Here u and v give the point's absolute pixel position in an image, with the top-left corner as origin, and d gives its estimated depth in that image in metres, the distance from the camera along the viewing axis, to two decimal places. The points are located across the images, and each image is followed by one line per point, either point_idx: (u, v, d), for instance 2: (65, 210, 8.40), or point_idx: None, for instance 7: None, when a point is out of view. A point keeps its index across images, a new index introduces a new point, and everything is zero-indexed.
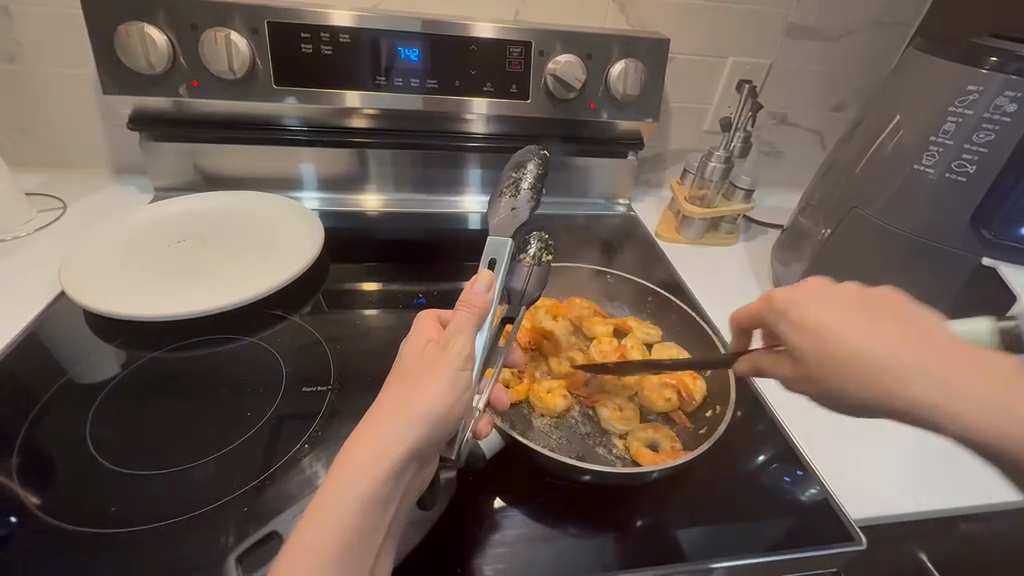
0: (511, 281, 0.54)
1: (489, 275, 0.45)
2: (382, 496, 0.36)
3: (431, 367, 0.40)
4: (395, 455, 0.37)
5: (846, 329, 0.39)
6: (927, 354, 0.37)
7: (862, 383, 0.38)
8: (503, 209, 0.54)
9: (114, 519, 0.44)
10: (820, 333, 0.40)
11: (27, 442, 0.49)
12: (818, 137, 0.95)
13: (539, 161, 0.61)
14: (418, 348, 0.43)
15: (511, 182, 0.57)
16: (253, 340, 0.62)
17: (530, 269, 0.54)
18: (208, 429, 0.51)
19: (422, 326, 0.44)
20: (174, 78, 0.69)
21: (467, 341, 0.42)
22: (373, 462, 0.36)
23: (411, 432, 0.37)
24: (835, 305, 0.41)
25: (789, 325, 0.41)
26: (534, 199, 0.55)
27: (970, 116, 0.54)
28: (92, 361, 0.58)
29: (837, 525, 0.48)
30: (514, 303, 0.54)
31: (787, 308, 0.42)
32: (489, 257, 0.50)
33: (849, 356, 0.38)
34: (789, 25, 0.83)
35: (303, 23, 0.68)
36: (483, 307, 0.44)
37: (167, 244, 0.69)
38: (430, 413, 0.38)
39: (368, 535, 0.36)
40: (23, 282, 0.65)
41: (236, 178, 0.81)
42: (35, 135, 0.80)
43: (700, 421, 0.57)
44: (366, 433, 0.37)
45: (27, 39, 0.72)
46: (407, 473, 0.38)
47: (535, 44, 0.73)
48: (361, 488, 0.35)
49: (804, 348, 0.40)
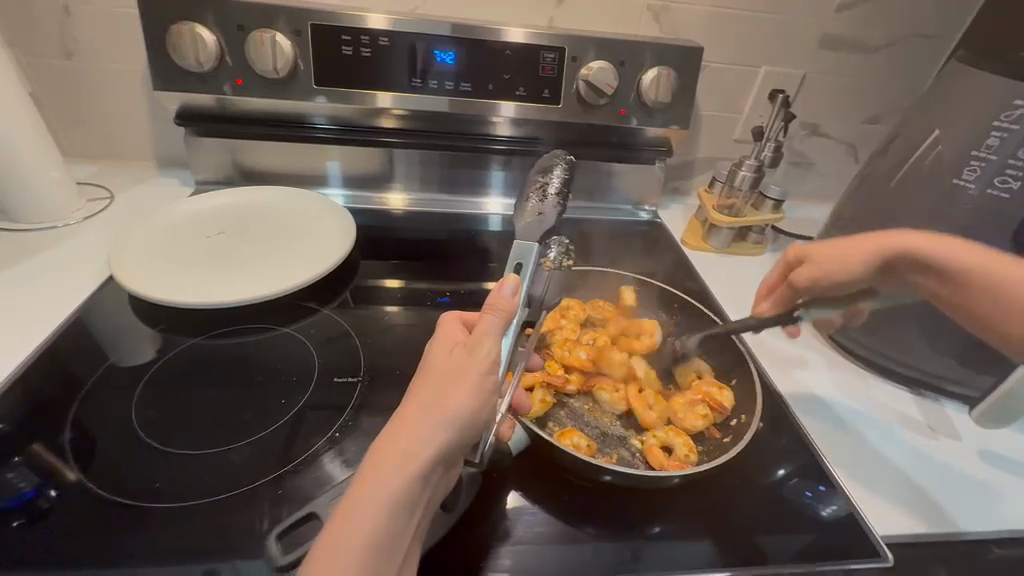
0: (532, 288, 0.54)
1: (515, 278, 0.45)
2: (413, 494, 0.38)
3: (459, 370, 0.41)
4: (424, 456, 0.38)
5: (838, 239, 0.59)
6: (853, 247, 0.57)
7: (865, 251, 0.56)
8: (529, 214, 0.54)
9: (155, 495, 0.46)
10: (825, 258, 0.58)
11: (77, 419, 0.52)
12: (851, 149, 0.94)
13: (566, 167, 0.60)
14: (445, 350, 0.43)
15: (538, 187, 0.56)
16: (284, 331, 0.64)
17: (550, 273, 0.54)
18: (245, 416, 0.53)
19: (448, 329, 0.45)
20: (219, 76, 0.72)
21: (493, 345, 0.42)
22: (404, 462, 0.37)
23: (440, 434, 0.38)
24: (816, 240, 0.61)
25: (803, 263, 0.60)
26: (559, 204, 0.55)
27: (1016, 131, 0.53)
28: (134, 345, 0.60)
29: (861, 542, 0.48)
30: (535, 309, 0.54)
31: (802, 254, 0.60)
32: (515, 261, 0.50)
33: (842, 248, 0.58)
34: (826, 35, 0.82)
35: (343, 26, 0.70)
36: (509, 311, 0.44)
37: (205, 236, 0.72)
38: (461, 414, 0.39)
39: (399, 532, 0.37)
40: (73, 267, 0.69)
41: (271, 173, 0.83)
42: (88, 127, 0.84)
43: (725, 429, 0.57)
44: (398, 433, 0.38)
45: (84, 36, 0.76)
46: (434, 474, 0.39)
47: (568, 50, 0.74)
48: (396, 487, 0.36)
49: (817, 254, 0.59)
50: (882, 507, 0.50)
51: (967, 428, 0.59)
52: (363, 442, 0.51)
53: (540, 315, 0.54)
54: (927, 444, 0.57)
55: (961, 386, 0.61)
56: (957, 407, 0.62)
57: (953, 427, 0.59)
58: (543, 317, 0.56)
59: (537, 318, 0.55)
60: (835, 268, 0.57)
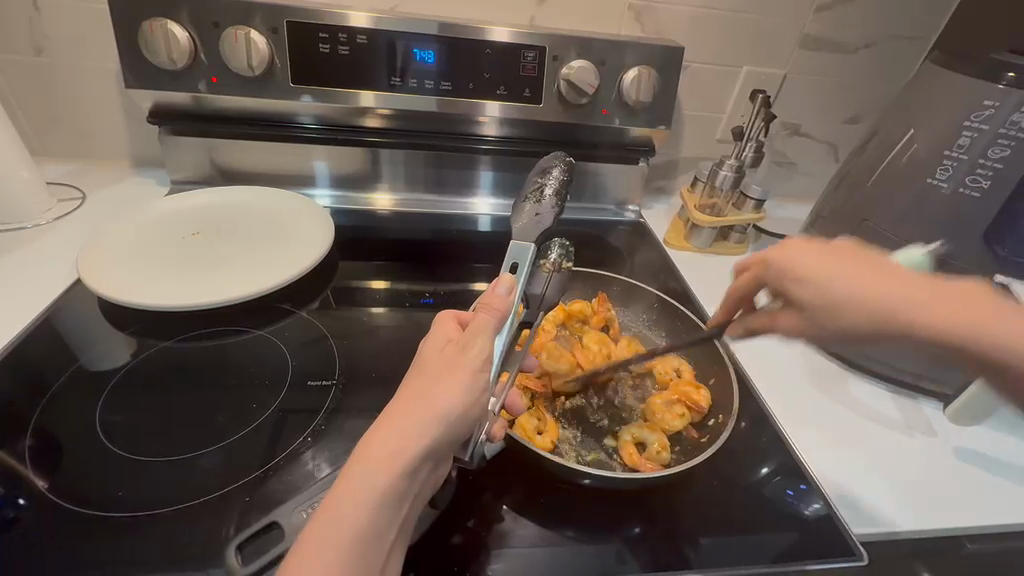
0: (529, 287, 0.55)
1: (511, 278, 0.46)
2: (399, 492, 0.37)
3: (450, 368, 0.40)
4: (411, 454, 0.37)
5: (846, 280, 0.38)
6: (871, 278, 0.38)
7: (859, 317, 0.38)
8: (527, 215, 0.54)
9: (122, 502, 0.45)
10: (816, 282, 0.39)
11: (41, 425, 0.50)
12: (832, 149, 0.95)
13: (565, 167, 0.60)
14: (437, 347, 0.43)
15: (533, 189, 0.57)
16: (255, 333, 0.63)
17: (548, 275, 0.56)
18: (217, 419, 0.52)
19: (441, 326, 0.44)
20: (194, 74, 0.71)
21: (485, 343, 0.42)
22: (393, 459, 0.36)
23: (428, 431, 0.38)
24: (817, 256, 0.40)
25: (787, 281, 0.41)
26: (556, 206, 0.55)
27: (985, 131, 0.54)
28: (105, 349, 0.59)
29: (839, 540, 0.48)
30: (532, 308, 0.54)
31: (781, 267, 0.41)
32: (510, 262, 0.50)
33: (834, 309, 0.39)
34: (806, 36, 0.83)
35: (322, 24, 0.69)
36: (503, 310, 0.44)
37: (180, 237, 0.71)
38: (450, 411, 0.39)
39: (383, 529, 0.36)
40: (41, 269, 0.67)
41: (251, 173, 0.82)
42: (58, 125, 0.82)
43: (703, 430, 0.57)
44: (386, 430, 0.38)
45: (54, 32, 0.74)
46: (421, 471, 0.39)
47: (550, 49, 0.73)
48: (382, 484, 0.36)
49: (805, 300, 0.40)
50: (861, 507, 0.50)
51: (944, 426, 0.60)
52: (339, 446, 0.50)
53: (538, 315, 0.53)
54: (905, 440, 0.58)
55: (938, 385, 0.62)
56: (933, 405, 0.62)
57: (930, 424, 0.60)
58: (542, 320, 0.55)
59: (535, 319, 0.54)
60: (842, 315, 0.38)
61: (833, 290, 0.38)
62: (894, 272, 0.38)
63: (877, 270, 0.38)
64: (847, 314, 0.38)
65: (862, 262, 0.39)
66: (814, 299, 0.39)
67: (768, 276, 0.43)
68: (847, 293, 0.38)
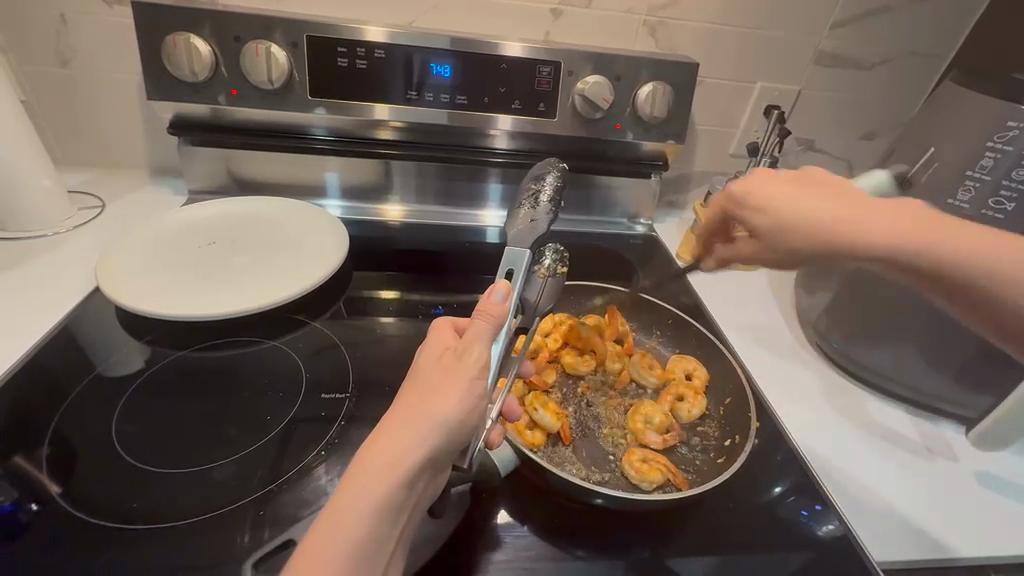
0: (523, 293, 0.51)
1: (506, 284, 0.46)
2: (397, 502, 0.37)
3: (448, 377, 0.40)
4: (408, 463, 0.37)
5: (793, 207, 0.43)
6: (845, 206, 0.42)
7: (842, 253, 0.42)
8: (522, 220, 0.53)
9: (137, 515, 0.44)
10: (764, 210, 0.45)
11: (58, 434, 0.50)
12: (847, 165, 0.94)
13: (557, 174, 0.60)
14: (436, 355, 0.43)
15: (530, 195, 0.56)
16: (276, 343, 0.63)
17: (544, 280, 0.52)
18: (228, 431, 0.52)
19: (438, 335, 0.44)
20: (214, 86, 0.72)
21: (482, 351, 0.42)
22: (389, 469, 0.36)
23: (425, 439, 0.38)
24: (778, 182, 0.45)
25: (748, 211, 0.46)
26: (551, 212, 0.54)
27: (1010, 152, 0.53)
28: (121, 357, 0.59)
29: (857, 562, 0.47)
30: (527, 315, 0.51)
31: (744, 199, 0.46)
32: (505, 268, 0.50)
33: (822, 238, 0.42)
34: (820, 53, 0.83)
35: (340, 39, 0.70)
36: (499, 316, 0.44)
37: (196, 246, 0.71)
38: (447, 419, 0.38)
39: (381, 540, 0.36)
40: (61, 278, 0.68)
41: (266, 184, 0.83)
42: (81, 136, 0.83)
43: (718, 449, 0.56)
44: (383, 438, 0.37)
45: (79, 47, 0.76)
46: (421, 480, 0.38)
47: (564, 64, 0.74)
48: (377, 496, 0.36)
49: (760, 226, 0.46)
50: (880, 529, 0.49)
51: (963, 448, 0.59)
52: (349, 459, 0.50)
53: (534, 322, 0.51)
54: (925, 462, 0.57)
55: (959, 407, 0.60)
56: (953, 428, 0.61)
57: (951, 448, 0.59)
58: (536, 326, 0.52)
59: (530, 325, 0.51)
60: (822, 240, 0.42)
61: (814, 222, 0.43)
62: (859, 200, 0.43)
63: (834, 194, 0.44)
64: (811, 249, 0.43)
65: (846, 200, 0.43)
66: (768, 225, 0.45)
67: (733, 206, 0.48)
68: (820, 217, 0.42)
